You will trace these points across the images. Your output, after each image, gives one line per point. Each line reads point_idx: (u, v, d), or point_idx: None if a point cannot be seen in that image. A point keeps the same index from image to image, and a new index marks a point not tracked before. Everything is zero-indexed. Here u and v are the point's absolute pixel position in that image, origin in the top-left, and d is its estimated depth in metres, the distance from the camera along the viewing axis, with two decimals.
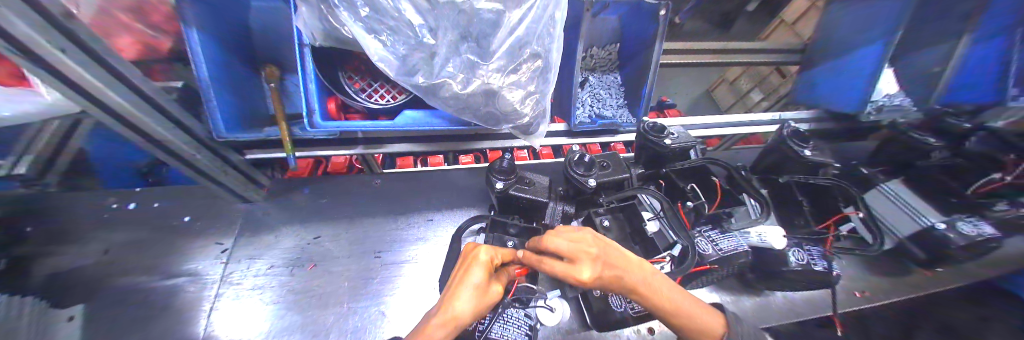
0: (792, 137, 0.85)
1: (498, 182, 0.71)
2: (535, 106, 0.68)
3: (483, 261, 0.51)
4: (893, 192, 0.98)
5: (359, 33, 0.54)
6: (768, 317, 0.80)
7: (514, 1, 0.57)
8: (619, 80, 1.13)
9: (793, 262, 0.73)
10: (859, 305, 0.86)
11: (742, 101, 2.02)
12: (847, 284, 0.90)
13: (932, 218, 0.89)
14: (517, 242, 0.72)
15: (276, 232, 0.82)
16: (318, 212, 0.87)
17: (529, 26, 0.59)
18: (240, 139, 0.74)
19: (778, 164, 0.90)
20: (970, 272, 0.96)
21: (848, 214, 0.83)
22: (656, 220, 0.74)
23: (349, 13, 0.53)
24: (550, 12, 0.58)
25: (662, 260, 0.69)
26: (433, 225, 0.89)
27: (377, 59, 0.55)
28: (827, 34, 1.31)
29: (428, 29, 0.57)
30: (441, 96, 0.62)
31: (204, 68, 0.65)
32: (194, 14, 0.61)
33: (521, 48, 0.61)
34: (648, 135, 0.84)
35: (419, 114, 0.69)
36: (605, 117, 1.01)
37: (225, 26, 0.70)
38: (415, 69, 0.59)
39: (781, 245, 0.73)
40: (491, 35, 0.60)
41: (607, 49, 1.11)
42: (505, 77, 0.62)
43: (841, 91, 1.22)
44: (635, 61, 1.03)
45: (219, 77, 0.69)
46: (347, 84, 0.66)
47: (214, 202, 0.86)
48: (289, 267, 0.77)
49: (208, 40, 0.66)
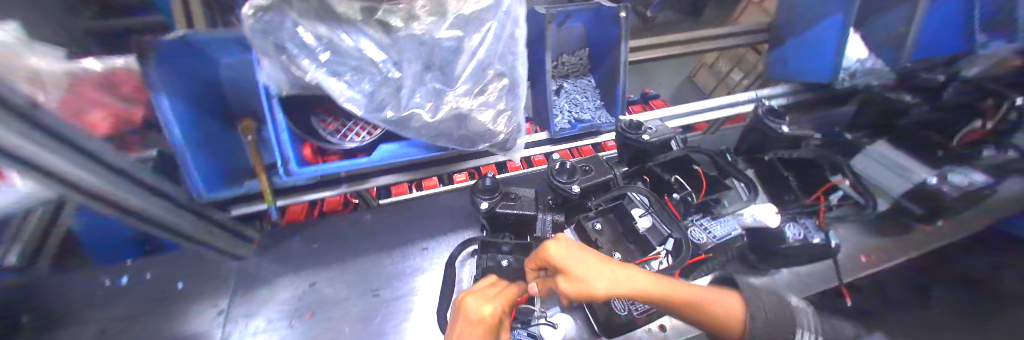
0: (767, 115, 0.87)
1: (483, 202, 0.71)
2: (508, 123, 0.68)
3: (489, 319, 0.49)
4: (876, 154, 0.99)
5: (322, 77, 0.54)
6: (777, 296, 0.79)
7: (473, 26, 0.60)
8: (593, 83, 1.14)
9: (791, 239, 0.72)
10: (866, 272, 0.85)
11: (724, 82, 2.04)
12: (850, 252, 0.89)
13: (919, 172, 0.90)
14: (511, 260, 0.71)
15: (270, 284, 0.81)
16: (311, 258, 0.86)
17: (489, 48, 0.61)
18: (220, 197, 0.77)
19: (760, 143, 0.91)
20: (971, 223, 0.96)
21: (836, 182, 0.83)
22: (647, 216, 0.73)
23: (310, 60, 0.54)
24: (509, 31, 0.61)
25: (658, 256, 0.69)
26: (429, 253, 0.88)
27: (344, 100, 0.55)
28: (790, 8, 1.34)
29: (391, 63, 0.59)
30: (413, 127, 0.62)
31: (179, 133, 0.66)
32: (161, 79, 0.62)
33: (484, 70, 0.63)
34: (626, 133, 0.85)
35: (395, 147, 0.71)
36: (584, 120, 1.02)
37: (197, 88, 0.71)
38: (383, 104, 0.59)
39: (775, 222, 0.72)
40: (453, 61, 0.62)
41: (577, 55, 1.13)
42: (473, 99, 0.63)
43: (813, 62, 1.24)
44: (605, 63, 1.05)
45: (194, 139, 0.70)
46: (320, 128, 0.67)
47: (206, 263, 0.85)
48: (288, 319, 0.76)
49: (179, 104, 0.66)
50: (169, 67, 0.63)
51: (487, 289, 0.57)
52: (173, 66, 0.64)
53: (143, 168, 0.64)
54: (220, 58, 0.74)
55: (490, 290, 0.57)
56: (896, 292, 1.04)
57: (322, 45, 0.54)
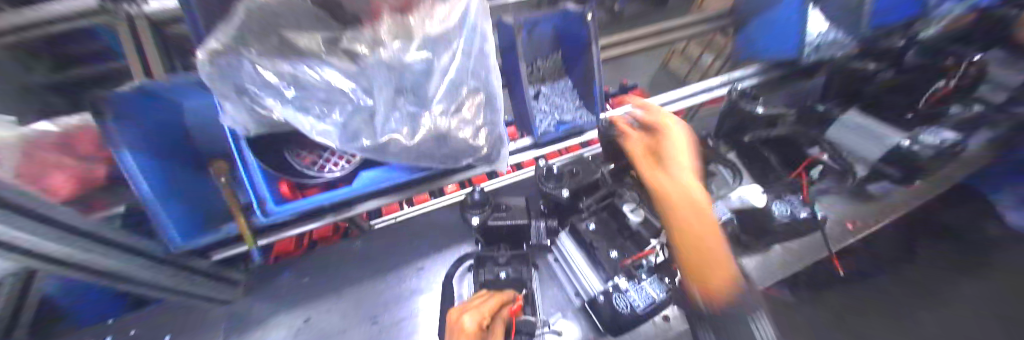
0: (741, 98, 0.86)
1: (473, 217, 0.70)
2: (488, 136, 0.68)
3: (470, 330, 0.50)
4: (854, 123, 1.00)
5: (291, 114, 0.53)
6: (769, 275, 0.83)
7: (442, 46, 0.59)
8: (571, 84, 1.15)
9: (778, 215, 0.75)
10: (851, 238, 0.89)
11: (697, 66, 2.08)
12: (836, 219, 0.93)
13: (895, 137, 0.92)
14: (509, 271, 0.70)
15: (265, 325, 0.79)
16: (303, 293, 0.84)
17: (461, 65, 0.61)
18: (197, 245, 0.71)
19: (740, 127, 0.93)
20: (944, 177, 1.01)
21: (816, 157, 0.85)
22: (638, 210, 0.74)
23: (275, 98, 0.53)
24: (480, 46, 0.60)
25: (651, 251, 0.70)
26: (426, 273, 0.86)
27: (317, 134, 0.54)
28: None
29: (362, 91, 0.58)
30: (392, 152, 0.61)
31: (146, 188, 0.62)
32: (121, 135, 0.57)
33: (458, 87, 0.63)
34: (608, 132, 0.84)
35: (377, 173, 0.70)
36: (567, 121, 1.03)
37: (163, 136, 0.69)
38: (357, 133, 0.58)
39: (762, 201, 0.74)
40: (424, 83, 0.61)
41: (550, 58, 1.14)
42: (450, 118, 0.63)
43: (778, 41, 1.28)
44: (579, 65, 1.06)
45: (164, 191, 0.66)
46: (296, 162, 0.64)
47: (194, 315, 0.81)
48: None
49: (141, 158, 0.62)
50: (130, 121, 0.60)
51: (471, 300, 0.57)
52: (134, 116, 0.61)
53: (114, 228, 0.61)
54: (182, 101, 0.73)
55: (473, 300, 0.57)
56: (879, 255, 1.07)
57: (286, 82, 0.53)
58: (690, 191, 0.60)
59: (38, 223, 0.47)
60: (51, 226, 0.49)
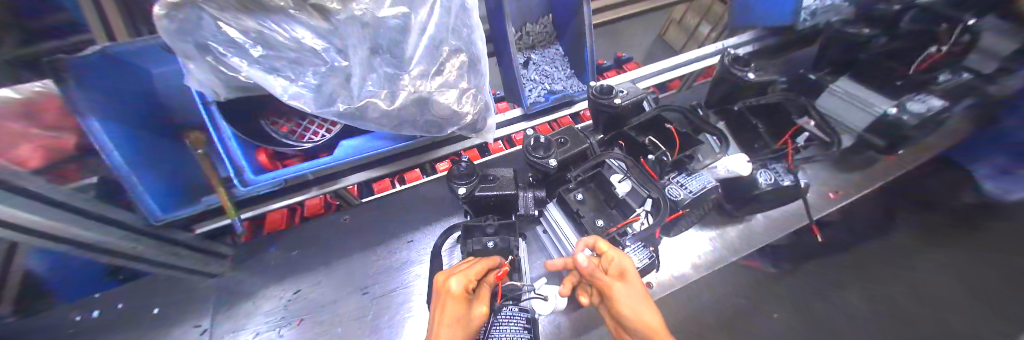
0: (732, 64, 0.85)
1: (459, 187, 0.70)
2: (474, 102, 0.65)
3: (457, 292, 0.50)
4: (844, 91, 1.01)
5: (259, 75, 0.50)
6: (750, 244, 0.85)
7: (419, 2, 0.56)
8: (562, 52, 1.11)
9: (763, 185, 0.76)
10: (831, 206, 0.91)
11: (693, 37, 2.00)
12: (819, 189, 0.95)
13: (882, 106, 0.93)
14: (496, 241, 0.71)
15: (254, 297, 0.79)
16: (291, 265, 0.84)
17: (440, 22, 0.58)
18: (178, 217, 0.73)
19: (728, 94, 0.90)
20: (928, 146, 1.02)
21: (803, 126, 0.86)
22: (627, 180, 0.74)
23: (240, 57, 0.49)
24: (457, 3, 0.59)
25: (638, 218, 0.71)
26: (416, 246, 0.87)
27: (288, 98, 0.52)
28: None
29: (336, 51, 0.54)
30: (371, 118, 0.59)
31: (118, 158, 0.60)
32: (86, 100, 0.55)
33: (438, 47, 0.60)
34: (598, 99, 0.82)
35: (357, 142, 0.69)
36: (556, 91, 1.01)
37: (127, 103, 0.65)
38: (333, 97, 0.56)
39: (747, 171, 0.73)
40: (402, 42, 0.57)
41: (540, 23, 1.10)
42: (432, 81, 0.61)
43: (776, 7, 1.25)
44: (570, 30, 1.02)
45: (136, 159, 0.65)
46: (273, 131, 0.63)
47: (181, 288, 0.81)
48: (276, 328, 0.75)
49: (111, 125, 0.60)
50: (93, 86, 0.57)
51: (458, 265, 0.57)
52: (95, 84, 0.57)
53: (86, 198, 0.60)
54: (148, 67, 0.69)
55: (460, 265, 0.57)
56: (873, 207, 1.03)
57: (252, 39, 0.49)
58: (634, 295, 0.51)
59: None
60: (12, 194, 0.48)
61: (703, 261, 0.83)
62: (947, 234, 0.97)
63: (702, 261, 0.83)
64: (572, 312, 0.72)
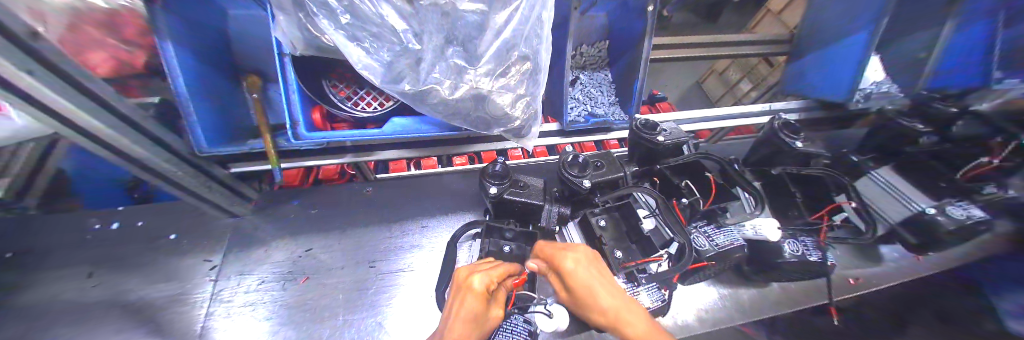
0: (782, 129, 0.86)
1: (491, 186, 0.70)
2: (526, 109, 0.68)
3: (478, 290, 0.51)
4: (885, 181, 1.01)
5: (341, 41, 0.54)
6: (763, 308, 0.83)
7: (500, 3, 0.57)
8: (610, 78, 1.13)
9: (787, 254, 0.74)
10: (853, 293, 0.88)
11: (731, 91, 2.01)
12: (841, 272, 0.92)
13: (923, 204, 0.90)
14: (513, 247, 0.73)
15: (267, 245, 0.81)
16: (307, 224, 0.85)
17: (516, 28, 0.59)
18: (221, 153, 0.74)
19: (770, 157, 0.91)
20: (965, 256, 0.98)
21: (841, 204, 0.84)
22: (651, 217, 0.74)
23: (329, 21, 0.53)
24: (537, 13, 0.58)
25: (659, 258, 0.68)
26: (429, 231, 0.87)
27: (361, 67, 0.55)
28: (814, 22, 1.33)
29: (412, 34, 0.57)
30: (430, 102, 0.62)
31: (182, 85, 0.64)
32: (166, 26, 0.58)
33: (509, 51, 0.61)
34: (640, 132, 0.83)
35: (407, 122, 0.70)
36: (597, 115, 1.01)
37: (203, 37, 0.69)
38: (401, 75, 0.59)
39: (776, 237, 0.70)
40: (477, 38, 0.61)
41: (596, 47, 1.12)
42: (494, 80, 0.63)
43: (830, 82, 1.24)
44: (624, 59, 1.04)
45: (199, 90, 0.68)
46: (332, 93, 0.68)
47: (201, 219, 0.83)
48: (280, 281, 0.75)
49: (184, 53, 0.64)
50: (176, 13, 0.60)
51: (481, 264, 0.58)
52: (180, 11, 0.61)
53: (145, 115, 0.63)
54: (227, 8, 0.73)
55: (483, 264, 0.58)
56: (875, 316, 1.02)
57: (343, 7, 0.53)
58: (586, 292, 0.52)
59: (70, 91, 0.49)
60: (80, 95, 0.51)
61: (709, 315, 0.81)
62: None
63: (708, 315, 0.81)
64: (574, 335, 0.71)
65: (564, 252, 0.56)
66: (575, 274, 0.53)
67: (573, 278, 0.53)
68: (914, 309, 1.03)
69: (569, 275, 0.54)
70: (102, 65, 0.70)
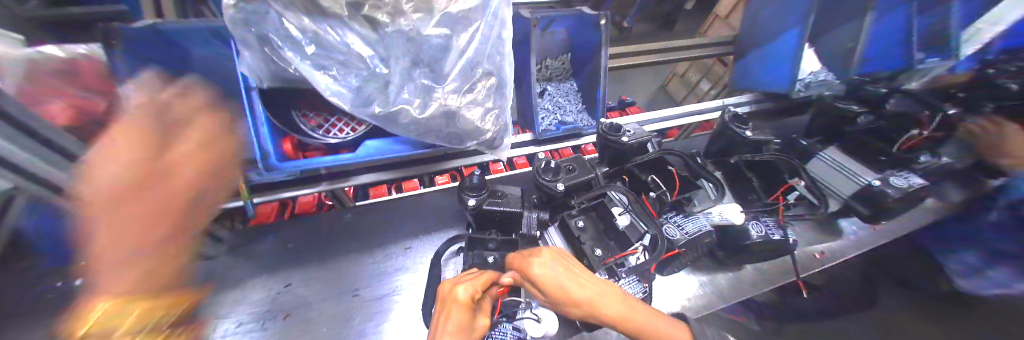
0: (732, 121, 0.95)
1: (470, 199, 0.72)
2: (495, 121, 0.72)
3: (463, 300, 0.52)
4: (830, 158, 1.08)
5: (307, 70, 0.56)
6: (740, 291, 0.88)
7: (461, 26, 0.64)
8: (575, 88, 1.19)
9: (754, 235, 0.79)
10: (818, 267, 0.95)
11: (693, 91, 2.14)
12: (807, 249, 0.99)
13: (866, 177, 0.98)
14: (496, 256, 0.75)
15: (242, 286, 0.77)
16: (285, 258, 0.83)
17: (478, 47, 0.65)
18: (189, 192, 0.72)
19: (728, 148, 0.99)
20: (911, 221, 1.07)
21: (793, 184, 0.91)
22: (627, 214, 0.77)
23: (294, 52, 0.56)
24: (497, 32, 0.67)
25: (636, 251, 0.73)
26: (413, 253, 0.87)
27: (330, 94, 0.57)
28: (752, 23, 1.47)
29: (379, 59, 0.60)
30: (401, 123, 0.64)
31: (146, 128, 0.66)
32: None
33: (474, 68, 0.67)
34: (607, 135, 0.88)
35: (380, 144, 0.72)
36: (567, 123, 1.06)
37: (166, 79, 0.70)
38: (370, 99, 0.61)
39: (741, 220, 0.77)
40: (441, 58, 0.64)
41: (559, 59, 1.18)
42: (461, 97, 0.67)
43: (772, 76, 1.38)
44: (586, 68, 1.11)
45: (166, 131, 0.69)
46: (302, 123, 0.68)
47: None
48: (260, 321, 0.72)
49: (150, 98, 0.67)
50: None
51: (465, 274, 0.59)
52: None
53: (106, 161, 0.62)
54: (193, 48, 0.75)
55: (467, 275, 0.59)
56: (850, 291, 1.04)
57: (307, 39, 0.56)
58: (566, 295, 0.54)
59: None
60: None
61: (692, 303, 0.85)
62: (913, 317, 0.98)
63: (692, 303, 0.85)
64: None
65: (532, 260, 0.57)
66: (545, 279, 0.55)
67: (544, 285, 0.55)
68: (881, 279, 1.07)
69: (540, 283, 0.55)
70: (59, 115, 0.67)
